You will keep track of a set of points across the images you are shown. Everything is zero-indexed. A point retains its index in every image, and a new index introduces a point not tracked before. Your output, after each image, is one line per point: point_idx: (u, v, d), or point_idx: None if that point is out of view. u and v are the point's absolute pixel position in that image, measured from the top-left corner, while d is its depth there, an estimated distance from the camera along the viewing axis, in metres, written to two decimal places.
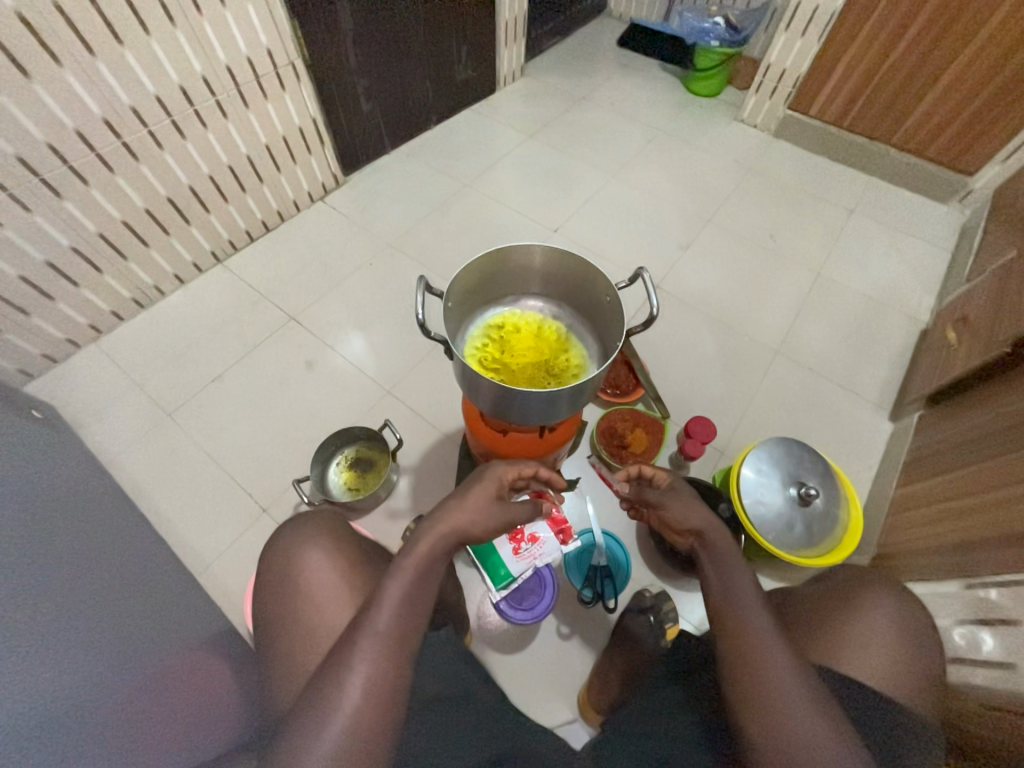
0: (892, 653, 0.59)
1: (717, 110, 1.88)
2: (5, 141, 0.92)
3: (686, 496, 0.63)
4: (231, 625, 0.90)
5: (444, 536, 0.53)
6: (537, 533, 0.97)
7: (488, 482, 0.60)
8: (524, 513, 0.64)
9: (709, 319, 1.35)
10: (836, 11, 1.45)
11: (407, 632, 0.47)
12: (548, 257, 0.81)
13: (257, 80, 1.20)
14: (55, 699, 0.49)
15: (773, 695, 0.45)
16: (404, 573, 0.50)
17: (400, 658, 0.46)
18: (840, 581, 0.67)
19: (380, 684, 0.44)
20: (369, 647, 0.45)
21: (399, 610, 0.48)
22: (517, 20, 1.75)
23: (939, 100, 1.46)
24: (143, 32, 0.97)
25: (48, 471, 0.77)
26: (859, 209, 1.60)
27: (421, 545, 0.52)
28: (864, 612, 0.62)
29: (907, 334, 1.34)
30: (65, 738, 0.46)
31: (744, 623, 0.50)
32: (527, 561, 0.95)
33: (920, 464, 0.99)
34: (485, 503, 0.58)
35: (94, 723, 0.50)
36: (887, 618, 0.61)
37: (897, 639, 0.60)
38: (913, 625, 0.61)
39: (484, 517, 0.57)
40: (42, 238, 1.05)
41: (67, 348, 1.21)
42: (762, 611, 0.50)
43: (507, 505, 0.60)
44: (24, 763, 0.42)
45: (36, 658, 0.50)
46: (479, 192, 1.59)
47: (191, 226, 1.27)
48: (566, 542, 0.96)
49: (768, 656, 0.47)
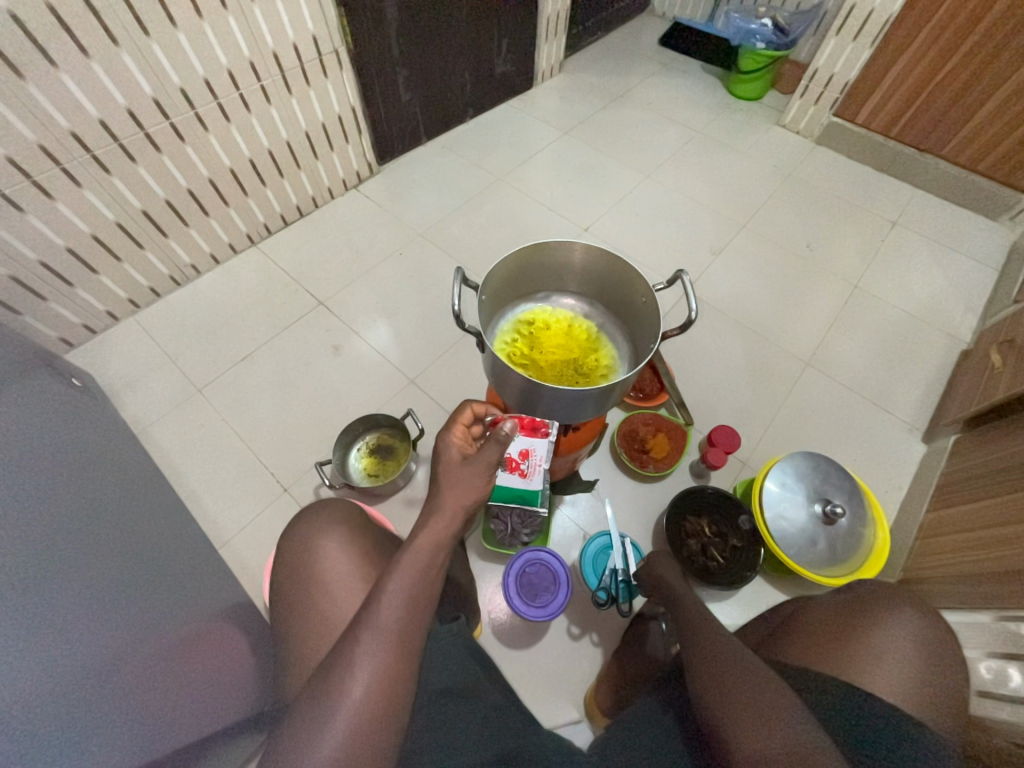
0: (910, 668, 0.57)
1: (758, 114, 1.83)
2: (61, 116, 0.95)
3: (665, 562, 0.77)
4: (249, 599, 0.92)
5: (447, 527, 0.53)
6: (519, 448, 0.80)
7: (445, 456, 0.59)
8: (491, 452, 0.57)
9: (739, 327, 1.32)
10: (891, 16, 1.40)
11: (409, 629, 0.47)
12: (585, 255, 0.81)
13: (301, 67, 1.21)
14: (83, 656, 0.51)
15: (731, 691, 0.50)
16: (405, 568, 0.49)
17: (402, 655, 0.46)
18: (858, 593, 0.65)
19: (382, 680, 0.44)
20: (370, 642, 0.45)
21: (400, 605, 0.48)
22: (559, 15, 1.73)
23: (995, 114, 1.40)
24: (196, 16, 0.99)
25: (85, 438, 0.79)
26: (903, 221, 1.55)
27: (422, 538, 0.52)
28: (882, 624, 0.60)
29: (947, 353, 1.29)
30: (87, 697, 0.48)
31: (704, 642, 0.58)
32: (538, 472, 0.80)
33: (955, 488, 0.95)
34: (451, 471, 0.57)
35: (114, 686, 0.52)
36: (907, 632, 0.60)
37: (915, 655, 0.58)
38: (931, 641, 0.59)
39: (461, 482, 0.56)
40: (89, 212, 1.08)
41: (106, 320, 1.25)
42: (720, 635, 0.60)
43: (473, 457, 0.58)
44: (50, 716, 0.44)
45: (74, 613, 0.53)
46: (510, 186, 1.58)
47: (230, 207, 1.30)
48: (549, 429, 0.78)
49: (726, 661, 0.55)
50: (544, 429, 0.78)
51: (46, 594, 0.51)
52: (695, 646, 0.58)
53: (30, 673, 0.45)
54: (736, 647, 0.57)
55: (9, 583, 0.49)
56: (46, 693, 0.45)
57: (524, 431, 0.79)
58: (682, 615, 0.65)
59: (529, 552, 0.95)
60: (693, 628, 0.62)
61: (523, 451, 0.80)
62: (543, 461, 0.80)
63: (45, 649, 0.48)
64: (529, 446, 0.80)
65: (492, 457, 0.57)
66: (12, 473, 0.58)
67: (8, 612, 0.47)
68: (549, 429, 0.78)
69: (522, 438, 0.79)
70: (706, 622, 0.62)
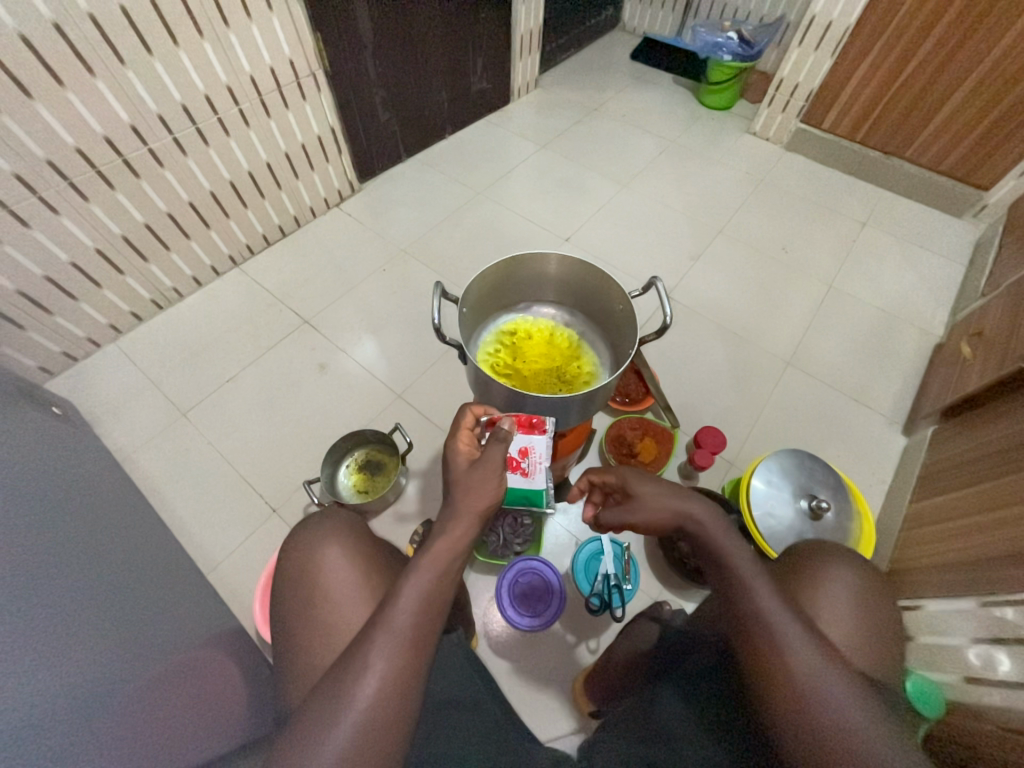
0: (857, 619, 0.57)
1: (729, 123, 1.89)
2: (36, 145, 0.95)
3: (649, 491, 0.60)
4: (239, 625, 0.90)
5: (466, 533, 0.51)
6: (515, 448, 0.68)
7: (452, 464, 0.58)
8: (494, 452, 0.57)
9: (720, 329, 1.35)
10: (849, 27, 1.47)
11: (422, 635, 0.45)
12: (562, 266, 0.83)
13: (279, 90, 1.23)
14: (79, 686, 0.51)
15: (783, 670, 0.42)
16: (422, 572, 0.48)
17: (415, 661, 0.44)
18: (799, 552, 0.65)
19: (391, 687, 0.42)
20: (383, 645, 0.44)
21: (417, 608, 0.46)
22: (531, 34, 1.78)
23: (955, 113, 1.45)
24: (172, 44, 1.00)
25: (67, 466, 0.78)
26: (872, 221, 1.60)
27: (439, 543, 0.50)
28: (825, 577, 0.60)
29: (921, 347, 1.33)
30: (83, 728, 0.48)
31: (787, 665, 0.42)
32: (543, 469, 0.68)
33: (934, 479, 0.98)
34: (460, 477, 0.56)
35: (110, 716, 0.51)
36: (850, 579, 0.60)
37: (854, 609, 0.58)
38: (871, 595, 0.59)
39: (475, 486, 0.54)
40: (68, 239, 1.08)
41: (87, 347, 1.24)
42: (807, 645, 0.43)
43: (482, 458, 0.57)
44: (48, 748, 0.44)
45: (66, 643, 0.52)
46: (491, 200, 1.61)
47: (211, 230, 1.31)
48: (546, 424, 0.69)
49: (828, 712, 0.39)
50: (541, 424, 0.69)
51: (39, 625, 0.51)
52: (773, 660, 0.43)
53: (16, 705, 0.44)
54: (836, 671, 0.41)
55: (8, 613, 0.49)
56: (28, 727, 0.44)
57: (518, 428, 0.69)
58: (736, 596, 0.47)
59: (522, 561, 0.95)
60: (768, 632, 0.44)
61: (523, 448, 0.68)
62: (545, 455, 0.69)
63: (33, 680, 0.47)
64: (527, 443, 0.69)
65: (497, 458, 0.56)
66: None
67: (7, 642, 0.47)
68: (547, 425, 0.69)
69: (517, 436, 0.68)
70: (782, 619, 0.45)
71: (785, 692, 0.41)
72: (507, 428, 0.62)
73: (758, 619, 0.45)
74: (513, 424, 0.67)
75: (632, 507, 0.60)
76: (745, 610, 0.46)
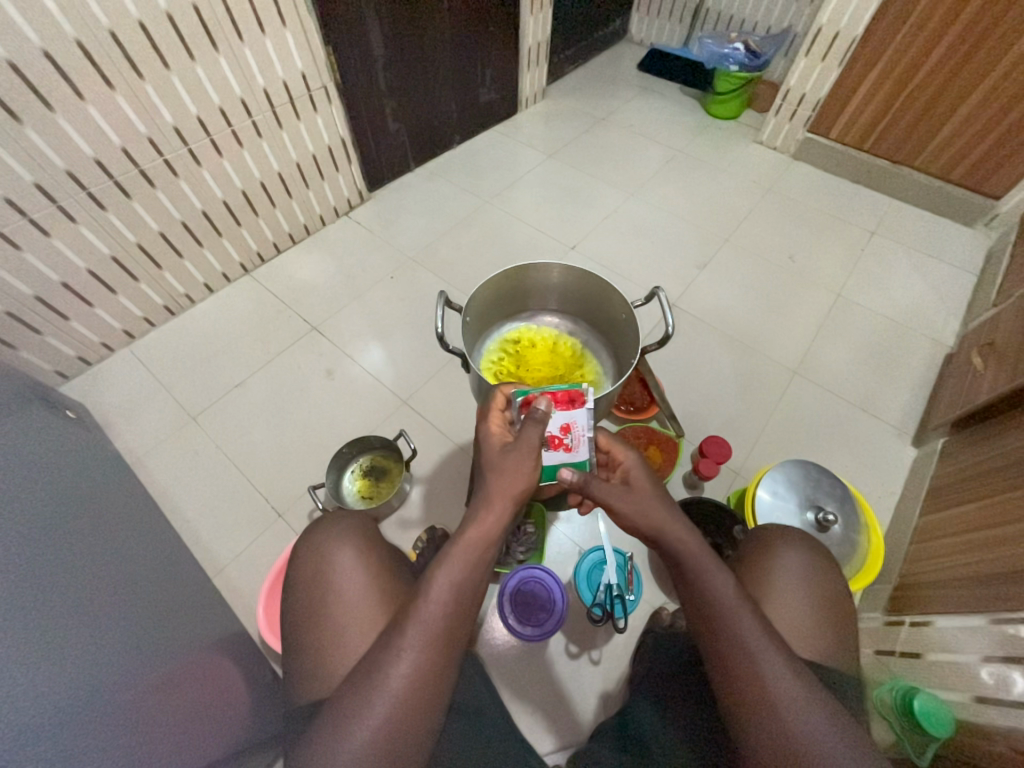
0: (811, 604, 0.60)
1: (736, 132, 1.90)
2: (57, 156, 0.98)
3: (642, 491, 0.56)
4: (243, 629, 0.91)
5: (497, 521, 0.50)
6: (556, 425, 0.68)
7: (485, 446, 0.57)
8: (531, 434, 0.56)
9: (726, 338, 1.35)
10: (856, 37, 1.47)
11: (454, 625, 0.45)
12: (565, 275, 0.83)
13: (291, 102, 1.26)
14: (91, 684, 0.52)
15: (751, 684, 0.43)
16: (454, 563, 0.47)
17: (445, 652, 0.44)
18: (755, 539, 0.69)
19: (422, 677, 0.43)
20: (414, 636, 0.44)
21: (449, 599, 0.45)
22: (539, 46, 1.81)
23: (966, 122, 1.44)
24: (188, 58, 1.03)
25: (80, 469, 0.80)
26: (881, 231, 1.59)
27: (471, 532, 0.49)
28: (779, 559, 0.64)
29: (931, 357, 1.31)
30: (95, 725, 0.49)
31: (770, 694, 0.42)
32: (586, 442, 0.67)
33: (943, 492, 0.97)
34: (493, 459, 0.54)
35: (120, 715, 0.52)
36: (805, 566, 0.63)
37: (806, 587, 0.61)
38: (819, 573, 0.63)
39: (507, 471, 0.53)
40: (85, 247, 1.11)
41: (101, 351, 1.27)
42: (791, 678, 0.43)
43: (518, 442, 0.55)
44: (65, 742, 0.45)
45: (80, 641, 0.54)
46: (499, 209, 1.62)
47: (223, 238, 1.33)
48: (586, 396, 0.69)
49: (808, 741, 0.40)
50: (580, 399, 0.69)
51: (57, 623, 0.53)
52: (755, 690, 0.43)
53: (36, 699, 0.46)
54: (802, 687, 0.43)
55: (29, 610, 0.51)
56: (34, 729, 0.44)
57: (558, 404, 0.69)
58: (724, 622, 0.46)
59: (523, 570, 0.94)
60: (752, 660, 0.44)
61: (565, 424, 0.68)
62: (587, 429, 0.68)
63: (52, 675, 0.49)
64: (568, 419, 0.68)
65: (533, 440, 0.55)
66: (16, 505, 0.60)
67: (27, 639, 0.49)
68: (586, 397, 0.69)
69: (557, 413, 0.68)
70: (766, 647, 0.45)
71: (766, 718, 0.42)
72: (544, 408, 0.59)
73: (745, 649, 0.45)
74: (549, 398, 0.68)
75: (626, 494, 0.56)
76: (733, 639, 0.45)
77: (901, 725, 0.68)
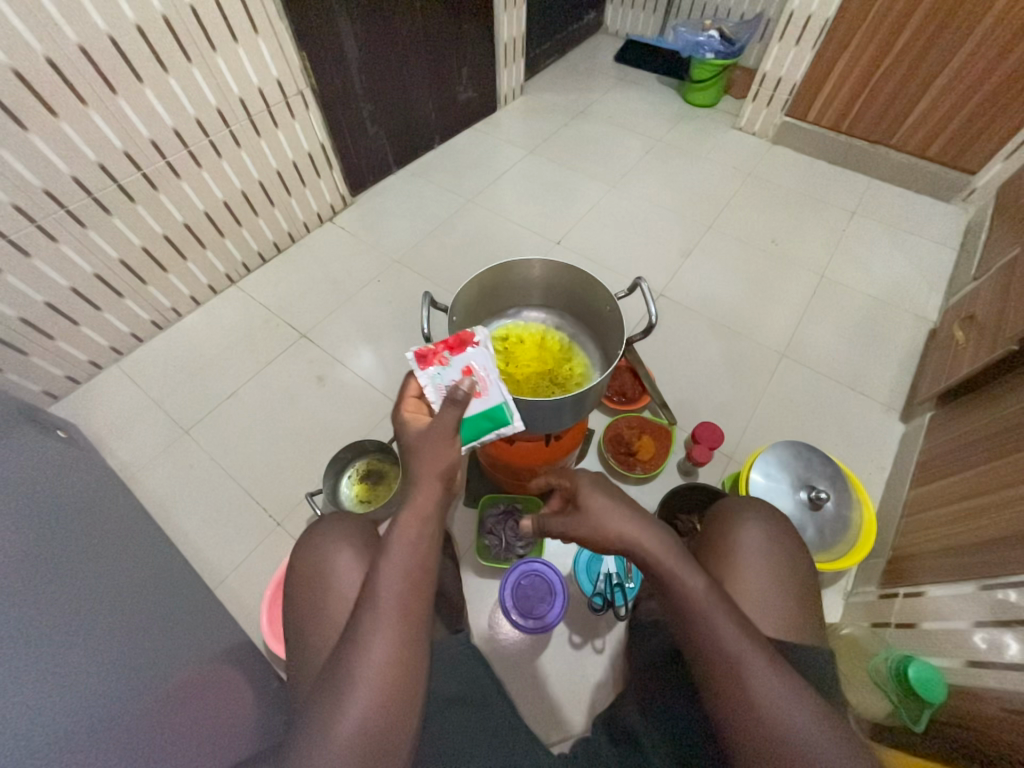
0: (773, 577, 0.61)
1: (715, 119, 1.91)
2: (34, 176, 0.97)
3: (591, 516, 0.55)
4: (247, 638, 0.91)
5: (430, 498, 0.51)
6: (457, 371, 0.65)
7: (406, 435, 0.57)
8: (448, 418, 0.57)
9: (713, 324, 1.36)
10: (828, 19, 1.48)
11: (413, 601, 0.46)
12: (547, 269, 0.84)
13: (267, 110, 1.25)
14: (102, 700, 0.53)
15: (731, 680, 0.44)
16: (398, 545, 0.47)
17: (410, 627, 0.45)
18: (720, 511, 0.70)
19: (394, 658, 0.43)
20: (375, 623, 0.44)
21: (400, 580, 0.46)
22: (515, 42, 1.81)
23: (939, 99, 1.46)
24: (161, 70, 1.03)
25: (75, 489, 0.80)
26: (861, 211, 1.61)
27: (408, 515, 0.49)
28: (741, 528, 0.65)
29: (915, 333, 1.33)
30: (109, 740, 0.50)
31: (754, 693, 0.43)
32: (493, 380, 0.66)
33: (931, 465, 0.99)
34: (416, 445, 0.55)
35: (132, 728, 0.53)
36: (764, 543, 0.64)
37: (770, 551, 0.63)
38: (784, 537, 0.65)
39: (427, 455, 0.54)
40: (68, 266, 1.10)
41: (90, 370, 1.26)
42: (769, 670, 0.44)
43: (433, 428, 0.56)
44: (80, 758, 0.46)
45: (87, 660, 0.55)
46: (482, 207, 1.62)
47: (207, 250, 1.33)
48: (479, 336, 0.68)
49: (786, 730, 0.41)
50: (472, 340, 0.67)
51: (64, 643, 0.54)
52: (735, 684, 0.43)
53: (51, 718, 0.47)
54: (779, 674, 0.44)
55: (39, 633, 0.52)
56: (35, 752, 0.43)
57: (454, 351, 0.66)
58: (701, 623, 0.46)
59: (523, 564, 0.96)
60: (733, 661, 0.44)
61: (464, 369, 0.65)
62: (490, 368, 0.67)
63: (64, 694, 0.50)
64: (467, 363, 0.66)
65: (449, 422, 0.56)
66: (16, 529, 0.60)
67: (36, 662, 0.50)
68: (477, 337, 0.67)
69: (455, 361, 0.65)
70: (744, 644, 0.45)
71: (749, 719, 0.42)
72: (464, 389, 0.61)
73: (725, 651, 0.45)
74: (445, 345, 0.65)
75: (581, 520, 0.56)
76: (709, 637, 0.46)
77: (896, 692, 0.69)
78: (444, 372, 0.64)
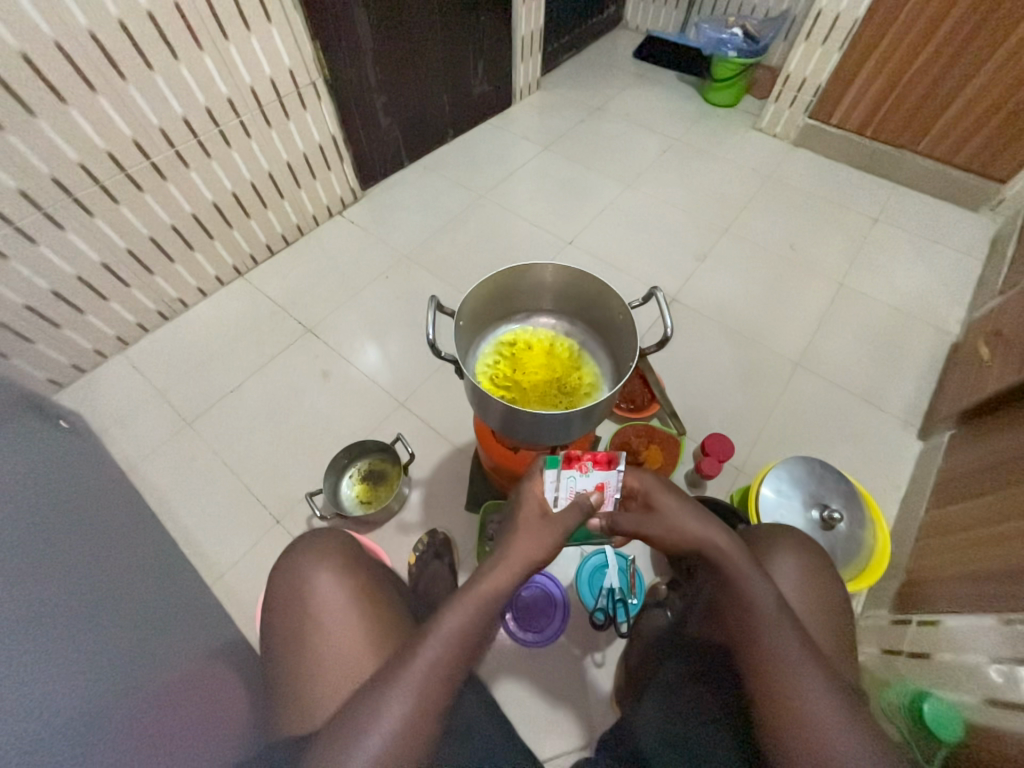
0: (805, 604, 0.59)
1: (735, 120, 1.86)
2: (41, 162, 0.96)
3: (675, 511, 0.55)
4: (243, 637, 0.91)
5: (508, 578, 0.49)
6: (590, 484, 0.59)
7: (526, 504, 0.55)
8: (571, 521, 0.54)
9: (727, 331, 1.33)
10: (858, 19, 1.42)
11: (451, 671, 0.45)
12: (559, 275, 0.82)
13: (279, 100, 1.23)
14: (105, 690, 0.53)
15: (783, 692, 0.44)
16: (459, 607, 0.46)
17: (439, 694, 0.44)
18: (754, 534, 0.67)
19: (414, 722, 0.42)
20: (411, 681, 0.43)
21: (449, 644, 0.45)
22: (532, 35, 1.77)
23: (970, 105, 1.41)
24: (172, 58, 1.01)
25: (77, 480, 0.80)
26: (884, 217, 1.56)
27: (484, 583, 0.48)
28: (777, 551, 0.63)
29: (937, 346, 1.29)
30: (112, 731, 0.50)
31: (804, 709, 0.43)
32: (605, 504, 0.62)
33: (951, 485, 0.95)
34: (528, 519, 0.53)
35: (136, 718, 0.54)
36: (797, 569, 0.61)
37: (805, 580, 0.61)
38: (820, 567, 0.62)
39: (534, 539, 0.52)
40: (75, 254, 1.09)
41: (95, 359, 1.26)
42: (824, 689, 0.44)
43: (553, 517, 0.54)
44: (85, 747, 0.47)
45: (89, 651, 0.55)
46: (494, 204, 1.60)
47: (216, 240, 1.31)
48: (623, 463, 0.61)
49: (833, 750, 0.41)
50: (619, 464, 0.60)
51: (67, 633, 0.54)
52: (789, 702, 0.43)
53: (56, 709, 0.47)
54: (837, 695, 0.44)
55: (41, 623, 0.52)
56: (19, 741, 0.42)
57: (596, 464, 0.59)
58: (764, 631, 0.47)
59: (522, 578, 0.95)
60: (792, 676, 0.44)
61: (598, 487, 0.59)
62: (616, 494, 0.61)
63: (67, 686, 0.50)
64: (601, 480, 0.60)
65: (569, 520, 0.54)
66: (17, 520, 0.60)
67: (42, 651, 0.50)
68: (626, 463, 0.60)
69: (595, 473, 0.59)
70: (805, 662, 0.45)
71: (796, 732, 0.42)
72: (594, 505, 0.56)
73: (786, 664, 0.45)
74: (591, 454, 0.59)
75: (653, 519, 0.57)
76: (769, 648, 0.46)
77: (909, 728, 0.67)
78: (579, 478, 0.59)
